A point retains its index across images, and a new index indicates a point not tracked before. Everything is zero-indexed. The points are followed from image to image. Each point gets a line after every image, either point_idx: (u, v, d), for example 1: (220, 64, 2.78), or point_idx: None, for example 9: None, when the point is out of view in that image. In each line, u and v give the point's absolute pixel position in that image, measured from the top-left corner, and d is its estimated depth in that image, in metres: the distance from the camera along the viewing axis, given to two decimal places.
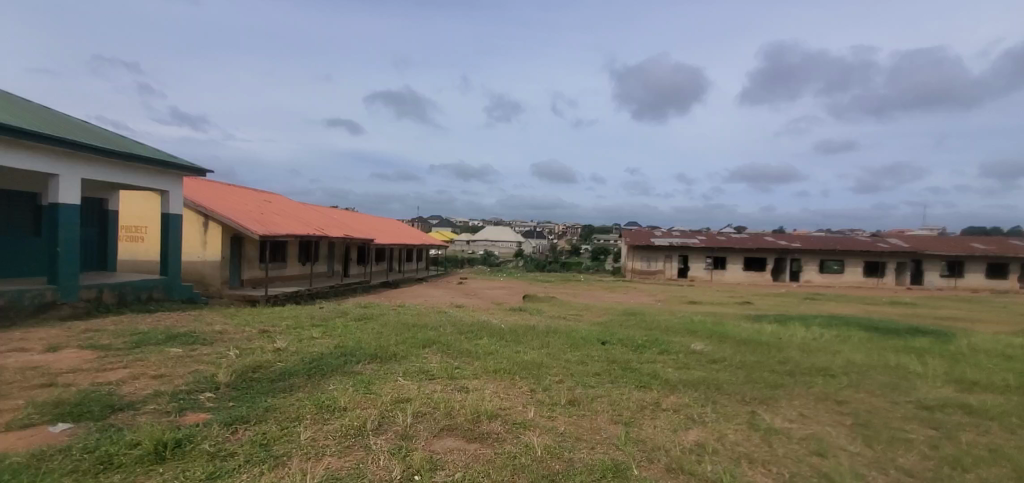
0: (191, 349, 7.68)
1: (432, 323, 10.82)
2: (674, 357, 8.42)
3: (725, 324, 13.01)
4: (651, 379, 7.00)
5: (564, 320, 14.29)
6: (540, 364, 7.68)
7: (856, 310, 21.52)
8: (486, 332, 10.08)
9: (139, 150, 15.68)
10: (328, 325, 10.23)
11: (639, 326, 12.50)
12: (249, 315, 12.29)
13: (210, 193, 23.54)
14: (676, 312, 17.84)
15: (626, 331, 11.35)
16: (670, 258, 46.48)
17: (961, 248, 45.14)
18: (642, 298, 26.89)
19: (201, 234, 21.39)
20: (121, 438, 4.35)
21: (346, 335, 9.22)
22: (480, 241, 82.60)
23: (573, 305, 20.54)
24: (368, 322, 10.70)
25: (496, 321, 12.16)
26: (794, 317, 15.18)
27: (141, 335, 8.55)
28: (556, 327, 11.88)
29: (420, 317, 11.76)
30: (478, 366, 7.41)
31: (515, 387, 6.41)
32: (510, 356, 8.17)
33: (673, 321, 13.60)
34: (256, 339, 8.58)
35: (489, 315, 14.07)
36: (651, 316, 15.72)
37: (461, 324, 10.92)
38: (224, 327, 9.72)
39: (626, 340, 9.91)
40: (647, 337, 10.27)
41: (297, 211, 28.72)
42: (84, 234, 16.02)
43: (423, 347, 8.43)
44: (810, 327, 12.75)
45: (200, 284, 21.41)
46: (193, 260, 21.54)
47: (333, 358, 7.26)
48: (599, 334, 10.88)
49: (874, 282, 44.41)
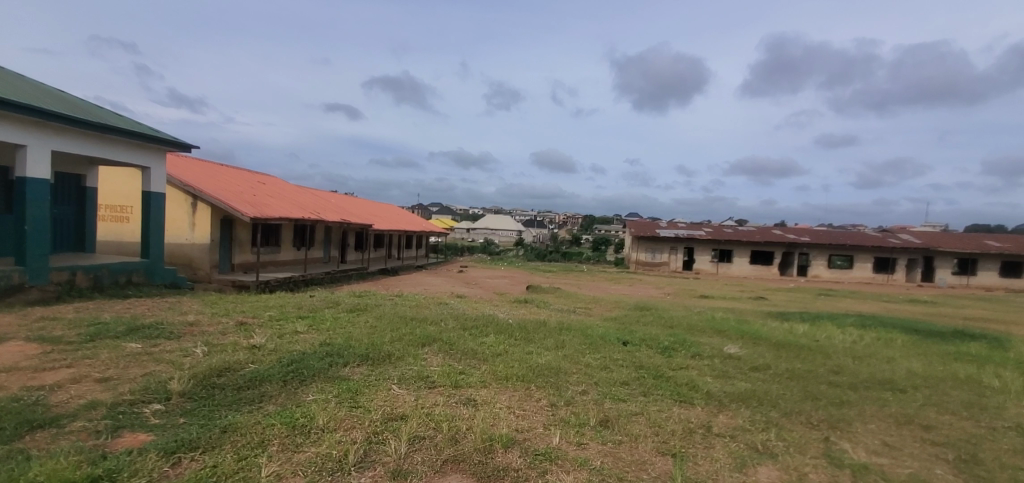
0: (152, 345, 6.59)
1: (433, 316, 9.76)
2: (710, 363, 7.38)
3: (751, 324, 12.03)
4: (692, 391, 5.95)
5: (575, 314, 13.24)
6: (557, 369, 6.65)
7: (876, 309, 20.58)
8: (493, 328, 9.03)
9: (118, 122, 14.49)
10: (316, 317, 9.17)
11: (658, 323, 11.46)
12: (233, 303, 11.22)
13: (199, 172, 22.35)
14: (692, 307, 16.80)
15: (647, 329, 10.31)
16: (675, 250, 45.45)
17: (974, 245, 44.04)
18: (650, 291, 25.85)
19: (189, 215, 20.26)
20: (22, 473, 3.28)
21: (335, 330, 8.13)
22: (480, 230, 81.60)
23: (580, 298, 19.53)
24: (362, 315, 9.64)
25: (503, 315, 11.11)
26: (822, 316, 14.13)
27: (100, 327, 7.45)
28: (569, 322, 10.85)
29: (419, 310, 10.71)
30: (487, 372, 6.33)
31: (531, 400, 5.34)
32: (522, 358, 7.12)
33: (694, 318, 12.54)
34: (231, 333, 7.51)
35: (494, 307, 13.02)
36: (667, 312, 14.67)
37: (466, 318, 9.87)
38: (199, 318, 8.62)
39: (650, 340, 8.87)
40: (673, 337, 9.21)
41: (292, 193, 27.50)
42: (60, 212, 14.91)
43: (421, 346, 7.35)
44: (845, 328, 11.70)
45: (188, 269, 20.33)
46: (180, 242, 20.44)
47: (316, 358, 6.17)
48: (617, 332, 9.82)
49: (884, 278, 43.43)
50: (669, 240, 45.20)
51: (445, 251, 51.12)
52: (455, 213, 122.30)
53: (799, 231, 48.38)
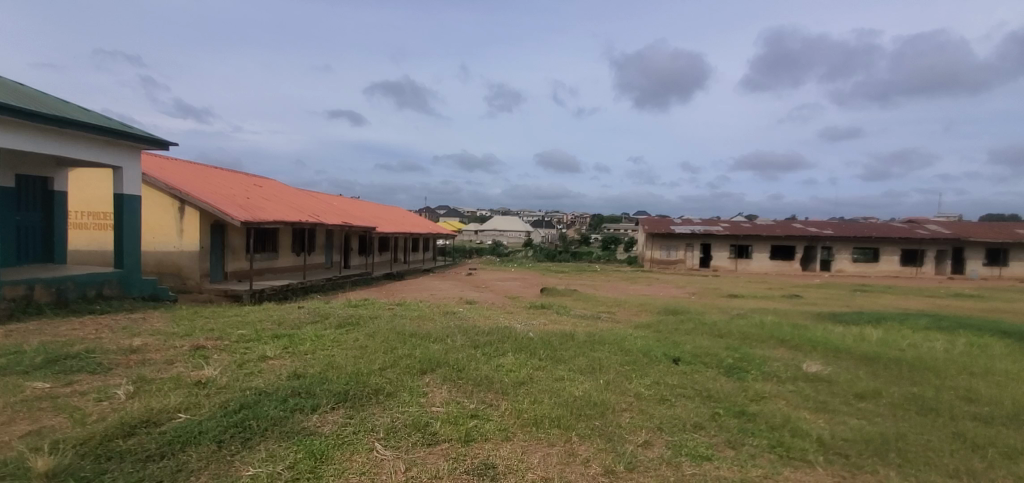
0: (65, 388, 5.02)
1: (437, 330, 8.13)
2: (798, 390, 5.67)
3: (808, 329, 10.27)
4: (796, 437, 4.28)
5: (600, 321, 11.48)
6: (602, 403, 5.01)
7: (925, 305, 18.67)
8: (511, 345, 7.38)
9: (80, 116, 13.00)
10: (296, 335, 7.57)
11: (701, 330, 9.75)
12: (205, 318, 9.63)
13: (188, 175, 20.93)
14: (727, 309, 14.94)
15: (694, 340, 8.57)
16: (690, 246, 43.55)
17: (1007, 234, 41.68)
18: (672, 291, 24.02)
19: (175, 221, 18.84)
20: None
21: (314, 353, 6.51)
22: (488, 231, 80.12)
23: (600, 300, 17.81)
24: (353, 330, 8.02)
25: (519, 325, 9.46)
26: (882, 316, 12.29)
27: (12, 358, 5.89)
28: (597, 332, 9.13)
29: (420, 321, 9.07)
30: (509, 413, 4.66)
31: (576, 465, 3.69)
32: (553, 389, 5.46)
33: (740, 324, 10.76)
34: (180, 362, 5.92)
35: (506, 316, 11.31)
36: (704, 316, 12.88)
37: (476, 331, 8.22)
38: (149, 342, 7.04)
39: (706, 355, 7.16)
40: (730, 351, 7.48)
41: (289, 196, 26.01)
42: (25, 220, 13.53)
43: (420, 375, 5.69)
44: (922, 332, 9.87)
45: (176, 278, 18.91)
46: (167, 250, 19.02)
47: (275, 401, 4.54)
48: (660, 345, 8.12)
49: (913, 271, 41.24)
50: (684, 236, 43.35)
51: (452, 253, 49.48)
52: (462, 214, 120.55)
53: (820, 224, 46.30)
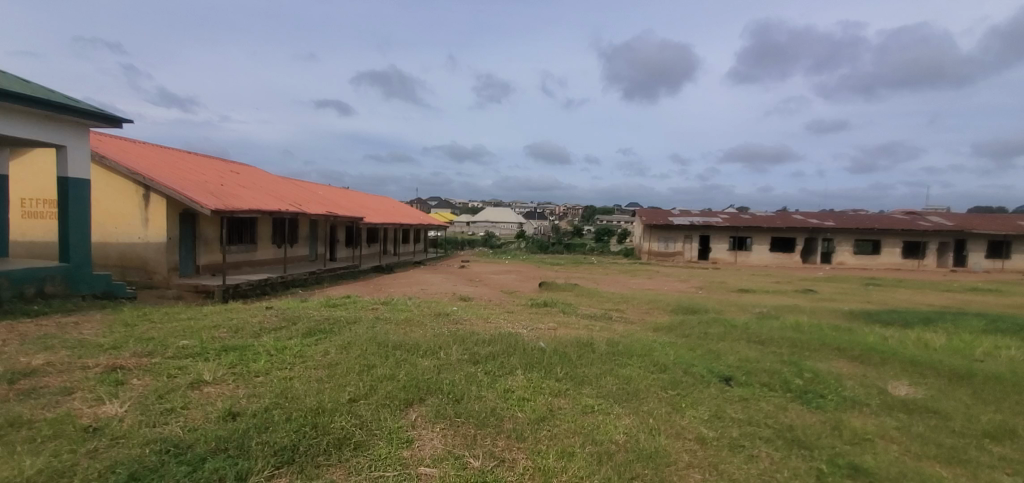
0: None
1: (429, 339, 6.68)
2: (906, 429, 4.31)
3: (854, 333, 8.93)
4: None
5: (614, 324, 10.05)
6: (656, 455, 3.60)
7: (948, 301, 17.53)
8: (520, 359, 5.93)
9: (13, 87, 11.23)
10: (250, 348, 6.09)
11: (736, 335, 8.39)
12: (151, 323, 8.07)
13: (155, 159, 19.19)
14: (748, 308, 13.50)
15: (736, 349, 7.16)
16: (689, 238, 42.37)
17: (1010, 226, 40.88)
18: (677, 286, 22.63)
19: (140, 210, 17.13)
20: None
21: (266, 375, 5.06)
22: (480, 223, 78.64)
23: (604, 296, 16.46)
24: (324, 339, 6.54)
25: (524, 330, 8.02)
26: (927, 317, 10.96)
27: None
28: (618, 340, 7.70)
29: (408, 327, 7.59)
30: (530, 478, 3.26)
31: None
32: (585, 429, 4.04)
33: (776, 327, 9.37)
34: (80, 395, 4.44)
35: (507, 317, 9.84)
36: (728, 315, 11.48)
37: (476, 340, 6.79)
38: (59, 360, 5.52)
39: (764, 372, 5.76)
40: (789, 365, 6.10)
41: (269, 184, 24.27)
42: None
43: (403, 409, 4.27)
44: (989, 336, 8.53)
45: (142, 272, 17.28)
46: (132, 241, 17.34)
47: (185, 469, 3.10)
48: (700, 357, 6.70)
49: (915, 263, 40.31)
50: (683, 228, 42.14)
51: (443, 245, 47.87)
52: (454, 206, 118.19)
53: (820, 216, 45.27)
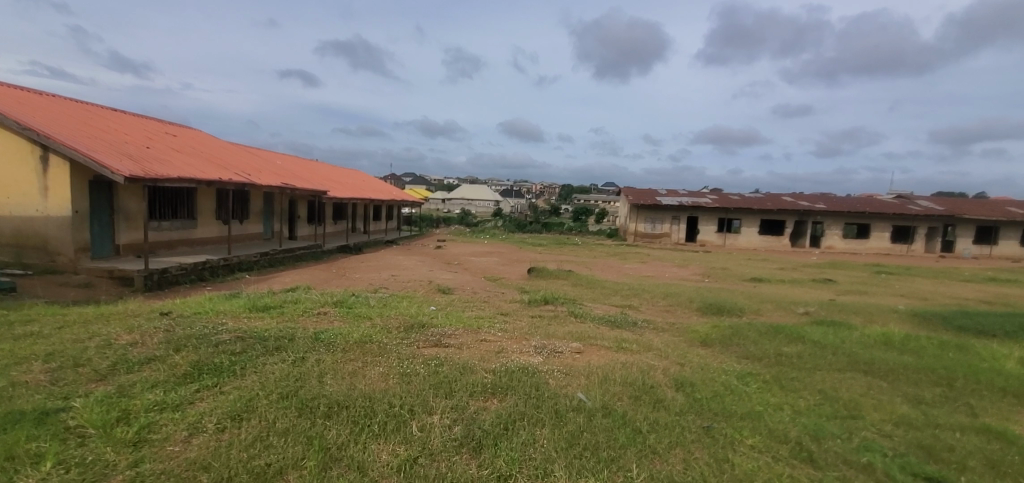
0: None
1: (392, 389, 3.94)
2: None
3: (974, 353, 6.65)
4: None
5: (647, 335, 7.52)
6: None
7: (985, 296, 15.51)
8: (563, 441, 3.29)
9: None
10: (55, 418, 3.30)
11: (831, 361, 5.98)
12: None
13: (60, 114, 15.55)
14: (788, 307, 11.13)
15: (868, 394, 4.76)
16: (677, 219, 40.32)
17: (999, 212, 40.13)
18: (678, 273, 20.22)
19: (37, 176, 13.63)
20: None
21: None
22: (456, 201, 75.07)
23: (606, 288, 13.91)
24: (207, 396, 3.70)
25: (539, 356, 5.39)
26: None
27: None
28: (683, 373, 5.17)
29: (363, 357, 4.83)
30: None
31: None
32: None
33: (865, 344, 6.99)
34: None
35: (506, 325, 7.22)
36: (779, 320, 9.08)
37: (475, 387, 4.10)
38: None
39: (981, 464, 3.40)
40: (1004, 444, 3.75)
41: (212, 150, 20.70)
42: None
43: None
44: None
45: (43, 253, 13.92)
46: (27, 215, 13.87)
47: None
48: (831, 414, 4.25)
49: (904, 249, 39.27)
50: (671, 208, 40.03)
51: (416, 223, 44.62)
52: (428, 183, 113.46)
53: (811, 198, 43.84)
